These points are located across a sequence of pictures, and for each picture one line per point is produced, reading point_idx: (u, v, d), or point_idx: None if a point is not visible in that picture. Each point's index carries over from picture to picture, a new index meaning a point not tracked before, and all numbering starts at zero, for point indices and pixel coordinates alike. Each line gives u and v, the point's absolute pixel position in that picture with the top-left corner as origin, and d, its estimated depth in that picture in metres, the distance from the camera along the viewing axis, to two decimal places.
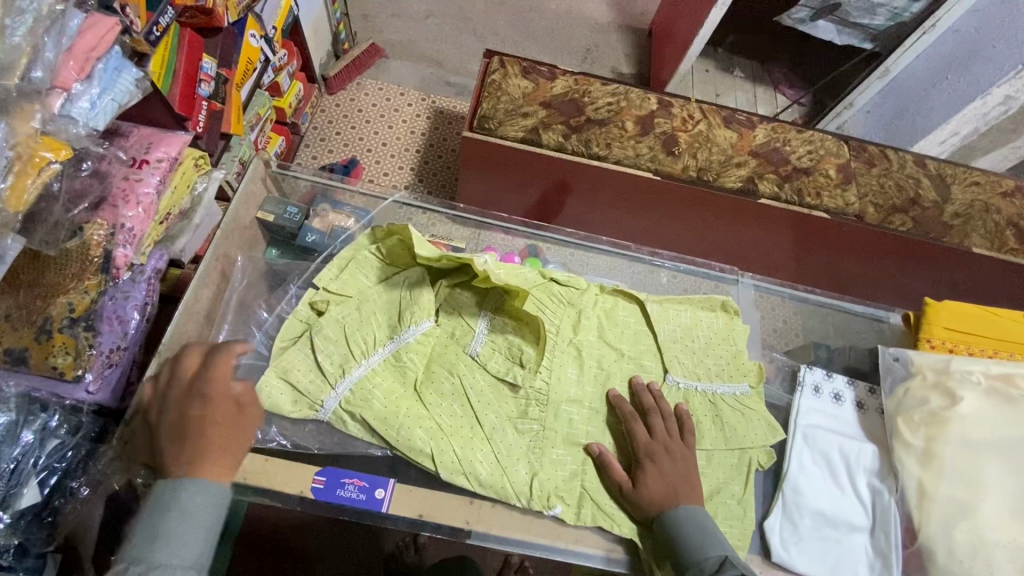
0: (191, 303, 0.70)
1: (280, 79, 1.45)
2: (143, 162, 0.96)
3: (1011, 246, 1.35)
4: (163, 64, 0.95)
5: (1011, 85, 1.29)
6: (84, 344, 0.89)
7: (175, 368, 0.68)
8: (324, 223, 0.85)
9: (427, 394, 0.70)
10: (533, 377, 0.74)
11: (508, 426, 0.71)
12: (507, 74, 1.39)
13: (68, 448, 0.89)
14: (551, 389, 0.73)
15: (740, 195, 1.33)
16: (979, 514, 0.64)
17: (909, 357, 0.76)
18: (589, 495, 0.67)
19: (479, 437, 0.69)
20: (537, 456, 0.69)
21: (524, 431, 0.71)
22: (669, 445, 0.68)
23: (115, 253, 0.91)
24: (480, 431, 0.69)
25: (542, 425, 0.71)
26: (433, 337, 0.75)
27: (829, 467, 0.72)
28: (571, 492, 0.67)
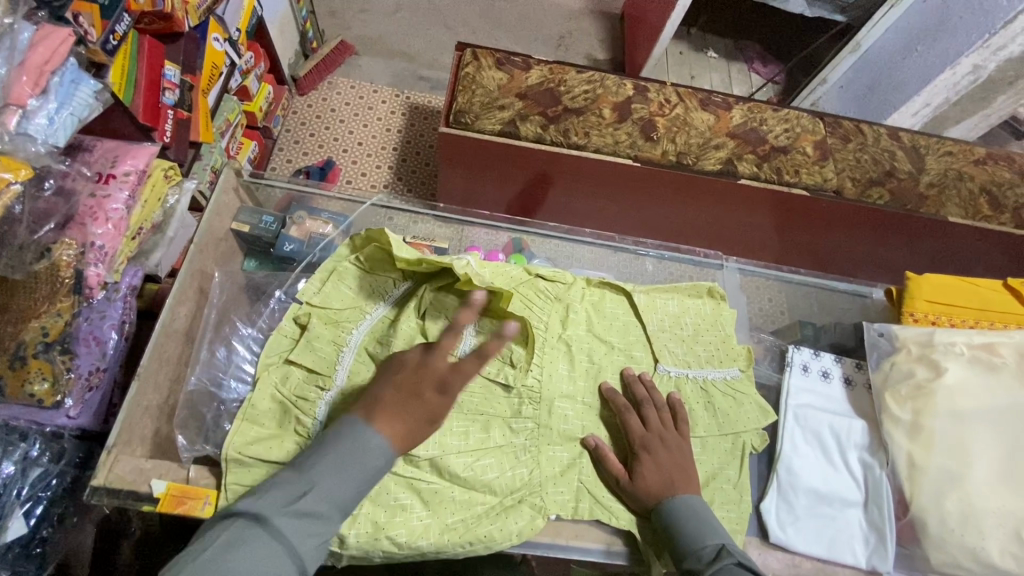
0: (168, 322, 0.68)
1: (248, 82, 1.41)
2: (110, 177, 0.93)
3: (986, 213, 1.38)
4: (123, 74, 0.92)
5: (979, 54, 1.30)
6: (62, 368, 0.87)
7: (156, 391, 0.66)
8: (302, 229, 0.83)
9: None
10: (524, 375, 0.73)
11: (503, 426, 0.70)
12: (481, 66, 1.37)
13: (52, 476, 0.87)
14: (544, 386, 0.73)
15: (720, 177, 1.34)
16: (969, 482, 0.65)
17: (894, 332, 0.78)
18: (587, 489, 0.68)
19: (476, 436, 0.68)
20: (535, 454, 0.69)
21: (519, 430, 0.70)
22: (665, 434, 0.68)
23: (86, 272, 0.88)
24: (474, 433, 0.68)
25: (536, 423, 0.71)
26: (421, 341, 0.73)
27: (821, 446, 0.73)
28: (570, 485, 0.68)
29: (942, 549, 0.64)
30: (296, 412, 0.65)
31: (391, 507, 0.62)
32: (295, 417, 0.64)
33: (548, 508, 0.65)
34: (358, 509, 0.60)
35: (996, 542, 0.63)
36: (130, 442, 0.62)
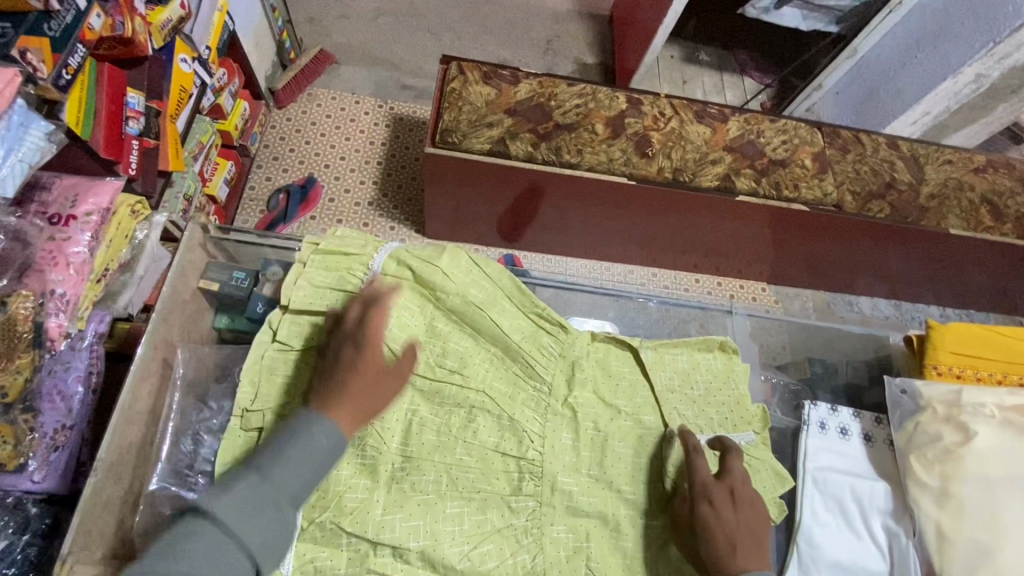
0: (129, 403, 0.62)
1: (221, 100, 1.33)
2: (70, 219, 0.87)
3: (987, 224, 1.35)
4: (81, 107, 0.85)
5: (982, 63, 1.27)
6: (24, 429, 0.81)
7: (118, 480, 0.60)
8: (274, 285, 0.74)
9: (407, 477, 0.65)
10: (524, 447, 0.70)
11: (502, 504, 0.67)
12: (467, 81, 1.31)
13: (17, 550, 0.78)
14: (545, 460, 0.70)
15: (717, 194, 1.30)
16: (1004, 557, 0.61)
17: (917, 389, 0.73)
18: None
19: (471, 519, 0.65)
20: (536, 537, 0.66)
21: (519, 509, 0.67)
22: (735, 487, 0.66)
23: (46, 324, 0.82)
24: (469, 515, 0.65)
25: (538, 501, 0.68)
26: (410, 406, 0.70)
27: (843, 512, 0.70)
28: (577, 574, 0.65)
29: None
30: None
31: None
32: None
33: None
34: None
35: None
36: (90, 542, 0.56)
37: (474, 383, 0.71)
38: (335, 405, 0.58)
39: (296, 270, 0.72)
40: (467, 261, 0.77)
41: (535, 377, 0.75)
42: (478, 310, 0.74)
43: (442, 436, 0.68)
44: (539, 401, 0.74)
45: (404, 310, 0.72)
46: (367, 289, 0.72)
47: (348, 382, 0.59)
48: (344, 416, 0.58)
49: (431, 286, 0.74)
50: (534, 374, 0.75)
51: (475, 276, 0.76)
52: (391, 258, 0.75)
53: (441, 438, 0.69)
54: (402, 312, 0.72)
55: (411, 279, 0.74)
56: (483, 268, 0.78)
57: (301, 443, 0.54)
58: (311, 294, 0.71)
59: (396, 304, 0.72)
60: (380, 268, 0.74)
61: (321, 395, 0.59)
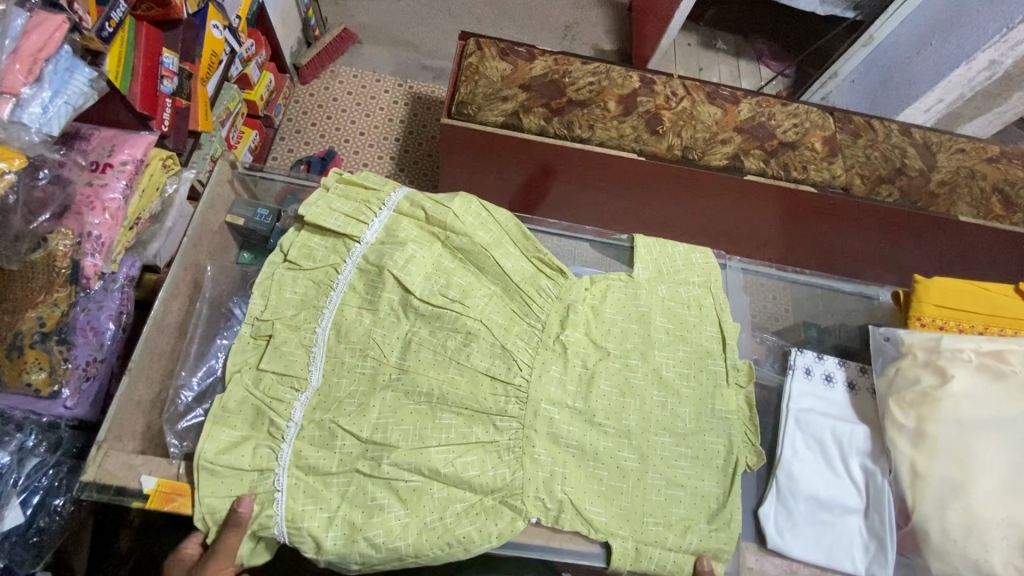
0: (160, 316, 0.68)
1: (248, 70, 1.39)
2: (107, 166, 0.92)
3: (997, 213, 1.35)
4: (120, 61, 0.91)
5: (996, 49, 1.27)
6: (59, 358, 0.85)
7: (147, 386, 0.66)
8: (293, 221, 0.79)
9: (401, 384, 0.69)
10: (512, 373, 0.72)
11: (486, 422, 0.70)
12: (484, 56, 1.35)
13: (49, 466, 0.86)
14: (530, 387, 0.71)
15: (726, 172, 1.31)
16: (974, 492, 0.62)
17: (900, 336, 0.74)
18: (570, 501, 0.67)
19: (457, 431, 0.68)
20: (518, 455, 0.68)
21: (503, 429, 0.69)
22: None
23: (83, 263, 0.87)
24: (457, 427, 0.68)
25: (520, 424, 0.70)
26: (409, 327, 0.73)
27: (823, 451, 0.71)
28: (553, 497, 0.66)
29: (943, 560, 0.61)
30: (270, 413, 0.66)
31: (367, 506, 0.63)
32: (268, 418, 0.66)
33: (527, 512, 0.65)
34: (336, 510, 0.62)
35: (1001, 554, 0.59)
36: (121, 437, 0.63)
37: (473, 312, 0.74)
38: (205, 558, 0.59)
39: (320, 192, 0.79)
40: (477, 206, 0.80)
41: (531, 315, 0.77)
42: (482, 249, 0.78)
43: (438, 355, 0.72)
44: (531, 338, 0.75)
45: (414, 242, 0.76)
46: (379, 221, 0.78)
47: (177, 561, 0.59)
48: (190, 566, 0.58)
49: (443, 225, 0.78)
50: (531, 315, 0.77)
51: (481, 219, 0.80)
52: (407, 199, 0.80)
53: (438, 358, 0.72)
54: (410, 244, 0.76)
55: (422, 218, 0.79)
56: (493, 214, 0.81)
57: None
58: (326, 214, 0.77)
59: (403, 236, 0.76)
60: (396, 206, 0.79)
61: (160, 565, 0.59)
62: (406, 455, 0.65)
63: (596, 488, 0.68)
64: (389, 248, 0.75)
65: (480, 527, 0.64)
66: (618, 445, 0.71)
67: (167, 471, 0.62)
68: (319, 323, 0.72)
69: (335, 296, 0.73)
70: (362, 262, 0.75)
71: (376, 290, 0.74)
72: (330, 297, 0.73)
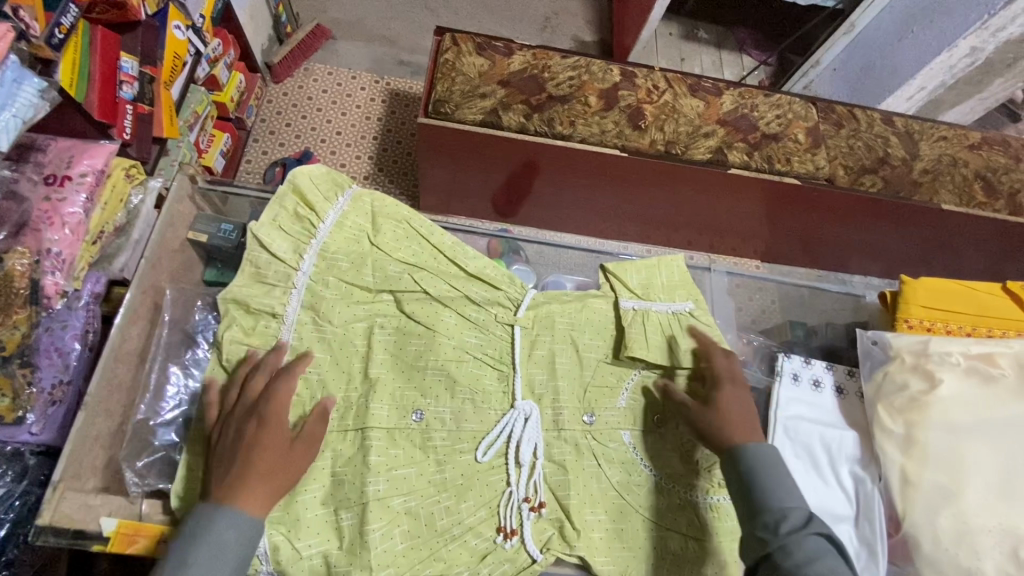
0: (119, 343, 0.64)
1: (216, 71, 1.34)
2: (65, 179, 0.88)
3: (980, 200, 1.34)
4: (73, 69, 0.86)
5: (977, 36, 1.26)
6: (22, 382, 0.81)
7: (108, 418, 0.62)
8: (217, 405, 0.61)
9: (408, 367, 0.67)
10: (479, 367, 0.68)
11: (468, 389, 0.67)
12: (461, 52, 1.31)
13: (15, 497, 0.80)
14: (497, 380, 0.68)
15: (710, 166, 1.29)
16: (963, 499, 0.61)
17: (888, 340, 0.71)
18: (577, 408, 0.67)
19: (450, 420, 0.65)
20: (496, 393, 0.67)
21: (491, 386, 0.68)
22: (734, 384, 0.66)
23: (43, 282, 0.83)
24: (450, 413, 0.65)
25: (495, 389, 0.68)
26: (371, 311, 0.69)
27: (812, 459, 0.69)
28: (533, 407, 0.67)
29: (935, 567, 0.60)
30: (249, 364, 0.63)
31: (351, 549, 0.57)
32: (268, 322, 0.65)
33: (516, 394, 0.67)
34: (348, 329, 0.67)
35: (993, 561, 0.58)
36: (80, 474, 0.59)
37: (442, 333, 0.68)
38: (245, 484, 0.54)
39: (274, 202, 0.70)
40: (404, 226, 0.73)
41: (486, 329, 0.70)
42: (410, 274, 0.70)
43: (410, 350, 0.67)
44: (500, 348, 0.69)
45: (373, 255, 0.70)
46: (335, 212, 0.71)
47: (259, 441, 0.56)
48: (258, 490, 0.54)
49: (389, 243, 0.71)
50: (493, 331, 0.70)
51: (411, 240, 0.72)
52: (353, 202, 0.72)
53: (399, 348, 0.68)
54: (370, 257, 0.70)
55: (370, 236, 0.72)
56: (424, 235, 0.73)
57: (207, 541, 0.51)
58: (291, 221, 0.70)
59: (345, 256, 0.69)
60: (344, 209, 0.72)
61: (228, 480, 0.54)
62: (400, 479, 0.61)
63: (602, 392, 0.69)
64: (339, 258, 0.69)
65: (481, 418, 0.66)
66: (603, 392, 0.69)
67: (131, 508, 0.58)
68: (272, 361, 0.64)
69: (286, 332, 0.65)
70: (310, 292, 0.67)
71: (334, 296, 0.68)
72: (288, 307, 0.66)
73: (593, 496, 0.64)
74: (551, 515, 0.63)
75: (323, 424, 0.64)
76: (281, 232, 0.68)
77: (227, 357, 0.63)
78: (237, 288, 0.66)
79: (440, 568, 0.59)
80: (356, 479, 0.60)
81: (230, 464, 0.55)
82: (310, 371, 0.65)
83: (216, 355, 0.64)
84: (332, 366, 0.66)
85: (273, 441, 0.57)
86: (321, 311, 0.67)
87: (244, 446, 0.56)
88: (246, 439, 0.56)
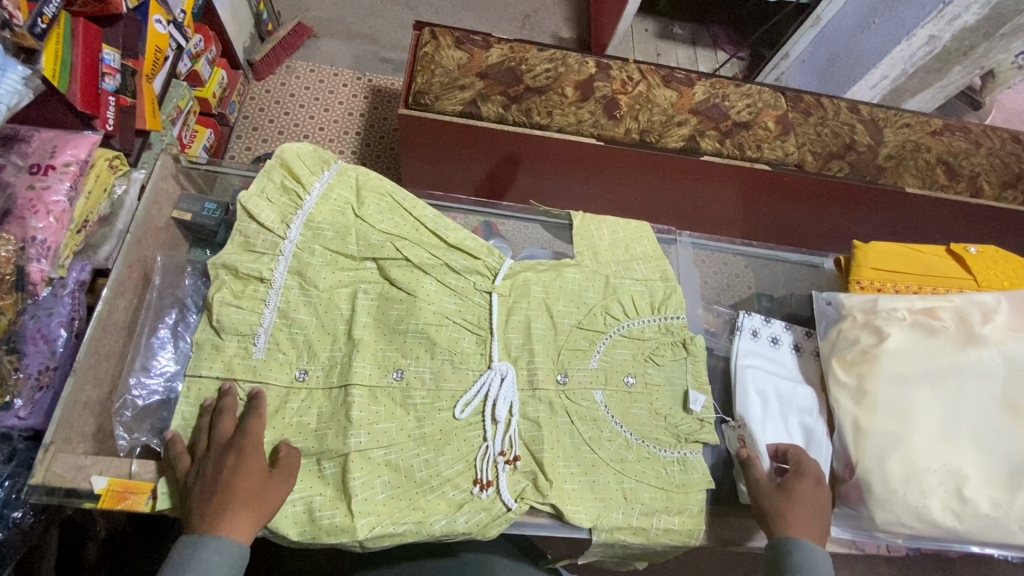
0: (106, 314, 0.66)
1: (198, 67, 1.36)
2: (48, 168, 0.89)
3: (942, 183, 1.40)
4: (55, 59, 0.87)
5: (934, 25, 1.32)
6: (8, 368, 0.81)
7: (95, 386, 0.64)
8: (188, 453, 0.60)
9: (390, 333, 0.69)
10: (458, 333, 0.71)
11: (448, 354, 0.69)
12: (440, 45, 1.34)
13: (3, 478, 0.79)
14: (475, 346, 0.71)
15: (683, 154, 1.34)
16: (911, 443, 0.65)
17: (840, 300, 0.77)
18: (555, 368, 0.70)
19: (430, 383, 0.68)
20: (475, 356, 0.70)
21: (470, 351, 0.70)
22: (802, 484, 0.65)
23: (28, 268, 0.83)
24: (429, 377, 0.68)
25: (473, 354, 0.71)
26: (353, 280, 0.72)
27: (769, 407, 0.74)
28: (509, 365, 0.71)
29: (886, 508, 0.64)
30: (238, 330, 0.66)
31: (335, 499, 0.60)
32: (255, 287, 0.68)
33: (493, 356, 0.70)
34: (330, 296, 0.70)
35: (937, 499, 0.64)
36: (70, 439, 0.61)
37: (423, 299, 0.71)
38: (226, 513, 0.54)
39: (263, 175, 0.74)
40: (388, 200, 0.75)
41: (464, 296, 0.73)
42: (392, 243, 0.72)
43: (391, 317, 0.70)
44: (478, 314, 0.72)
45: (358, 224, 0.73)
46: (321, 183, 0.74)
47: (237, 478, 0.56)
48: (238, 520, 0.54)
49: (369, 214, 0.74)
50: (470, 299, 0.73)
51: (394, 212, 0.75)
52: (339, 175, 0.76)
53: (381, 312, 0.70)
54: (355, 225, 0.73)
55: (354, 208, 0.74)
56: (406, 207, 0.76)
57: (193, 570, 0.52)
58: (278, 192, 0.73)
59: (329, 225, 0.72)
60: (330, 182, 0.75)
61: (210, 511, 0.55)
62: (384, 438, 0.63)
63: (578, 350, 0.72)
64: (325, 227, 0.72)
65: (461, 379, 0.69)
66: (576, 353, 0.72)
67: (120, 470, 0.60)
68: (261, 322, 0.67)
69: (274, 295, 0.68)
70: (296, 258, 0.70)
71: (317, 267, 0.70)
72: (275, 271, 0.69)
73: (566, 451, 0.67)
74: (525, 468, 0.65)
75: (309, 380, 0.67)
76: (272, 203, 0.72)
77: (218, 317, 0.66)
78: (227, 255, 0.69)
79: (417, 516, 0.61)
80: (337, 429, 0.63)
81: (210, 496, 0.56)
82: (294, 336, 0.68)
83: (207, 316, 0.67)
84: (317, 328, 0.68)
85: (252, 468, 0.57)
86: (305, 278, 0.69)
87: (223, 480, 0.56)
88: (224, 474, 0.57)
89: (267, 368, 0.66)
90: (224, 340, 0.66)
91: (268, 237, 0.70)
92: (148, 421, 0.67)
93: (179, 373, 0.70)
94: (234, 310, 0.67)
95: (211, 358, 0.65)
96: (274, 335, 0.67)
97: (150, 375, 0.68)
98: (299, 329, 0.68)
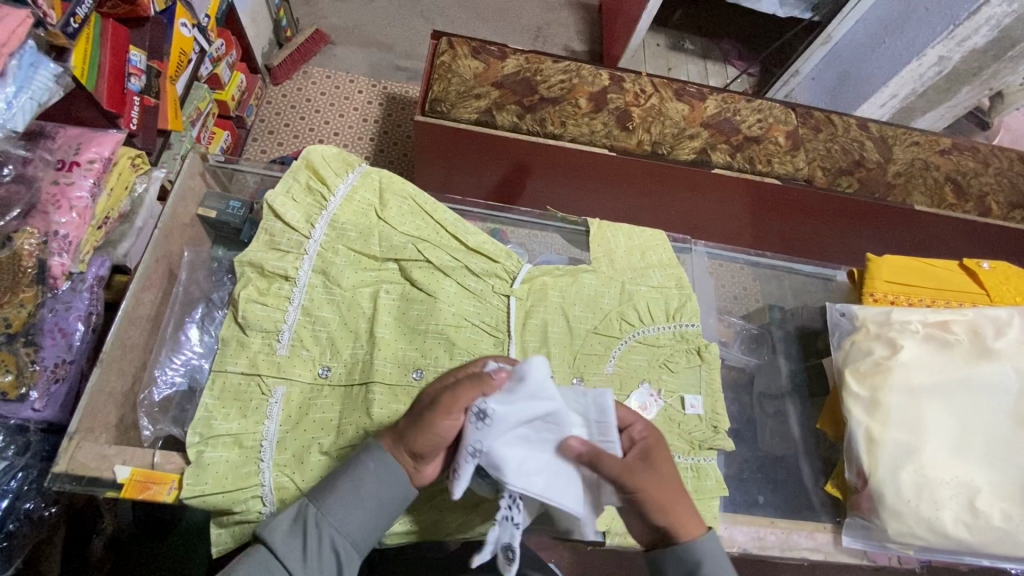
0: (133, 308, 0.67)
1: (218, 70, 1.38)
2: (74, 164, 0.90)
3: (950, 202, 1.41)
4: (85, 58, 0.89)
5: (944, 45, 1.34)
6: (26, 360, 0.81)
7: (120, 377, 0.65)
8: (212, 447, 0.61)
9: (409, 333, 0.70)
10: (477, 335, 0.72)
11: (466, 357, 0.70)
12: (457, 55, 1.36)
13: (17, 470, 0.80)
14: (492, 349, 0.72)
15: (694, 166, 1.35)
16: (923, 454, 0.66)
17: (854, 312, 0.78)
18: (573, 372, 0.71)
19: None
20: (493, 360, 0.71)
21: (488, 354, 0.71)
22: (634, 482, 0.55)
23: (50, 262, 0.84)
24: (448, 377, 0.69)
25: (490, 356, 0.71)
26: (374, 280, 0.73)
27: None
28: None
29: (899, 520, 0.65)
30: (260, 326, 0.67)
31: None
32: (279, 283, 0.70)
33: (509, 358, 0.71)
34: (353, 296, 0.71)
35: (950, 510, 0.65)
36: (91, 430, 0.62)
37: (443, 300, 0.72)
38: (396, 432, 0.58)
39: (289, 175, 0.75)
40: (409, 203, 0.77)
41: (482, 299, 0.74)
42: (414, 245, 0.74)
43: (411, 317, 0.71)
44: (497, 316, 0.73)
45: (381, 225, 0.75)
46: (347, 185, 0.76)
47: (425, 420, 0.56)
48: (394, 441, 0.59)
49: (392, 216, 0.75)
50: (486, 301, 0.74)
51: (415, 215, 0.77)
52: (363, 177, 0.78)
53: (400, 313, 0.72)
54: (378, 228, 0.75)
55: (377, 210, 0.76)
56: (427, 211, 0.77)
57: (353, 486, 0.57)
58: (304, 193, 0.75)
59: (353, 226, 0.74)
60: (355, 183, 0.77)
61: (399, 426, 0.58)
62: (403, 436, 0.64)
63: (594, 355, 0.73)
64: (348, 228, 0.73)
65: None
66: (593, 358, 0.73)
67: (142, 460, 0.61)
68: (285, 319, 0.68)
69: (299, 292, 0.69)
70: (321, 258, 0.71)
71: (340, 265, 0.71)
72: (300, 269, 0.70)
73: None
74: None
75: (331, 377, 0.68)
76: (298, 202, 0.74)
77: (242, 313, 0.67)
78: (254, 253, 0.70)
79: None
80: (356, 424, 0.64)
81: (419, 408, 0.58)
82: (316, 333, 0.69)
83: (232, 312, 0.68)
84: (340, 326, 0.70)
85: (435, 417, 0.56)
86: (330, 275, 0.71)
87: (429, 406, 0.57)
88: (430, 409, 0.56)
89: (291, 365, 0.67)
90: (249, 337, 0.67)
91: (293, 237, 0.72)
92: (168, 414, 0.68)
93: (204, 365, 0.71)
94: (259, 307, 0.68)
95: (236, 354, 0.66)
96: (297, 332, 0.68)
97: (174, 367, 0.70)
98: (322, 327, 0.70)
